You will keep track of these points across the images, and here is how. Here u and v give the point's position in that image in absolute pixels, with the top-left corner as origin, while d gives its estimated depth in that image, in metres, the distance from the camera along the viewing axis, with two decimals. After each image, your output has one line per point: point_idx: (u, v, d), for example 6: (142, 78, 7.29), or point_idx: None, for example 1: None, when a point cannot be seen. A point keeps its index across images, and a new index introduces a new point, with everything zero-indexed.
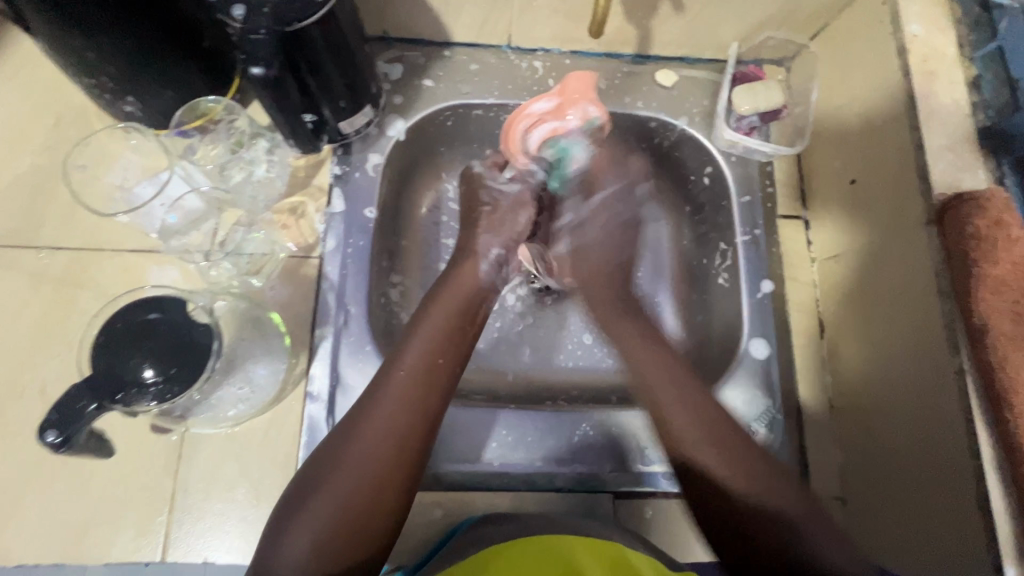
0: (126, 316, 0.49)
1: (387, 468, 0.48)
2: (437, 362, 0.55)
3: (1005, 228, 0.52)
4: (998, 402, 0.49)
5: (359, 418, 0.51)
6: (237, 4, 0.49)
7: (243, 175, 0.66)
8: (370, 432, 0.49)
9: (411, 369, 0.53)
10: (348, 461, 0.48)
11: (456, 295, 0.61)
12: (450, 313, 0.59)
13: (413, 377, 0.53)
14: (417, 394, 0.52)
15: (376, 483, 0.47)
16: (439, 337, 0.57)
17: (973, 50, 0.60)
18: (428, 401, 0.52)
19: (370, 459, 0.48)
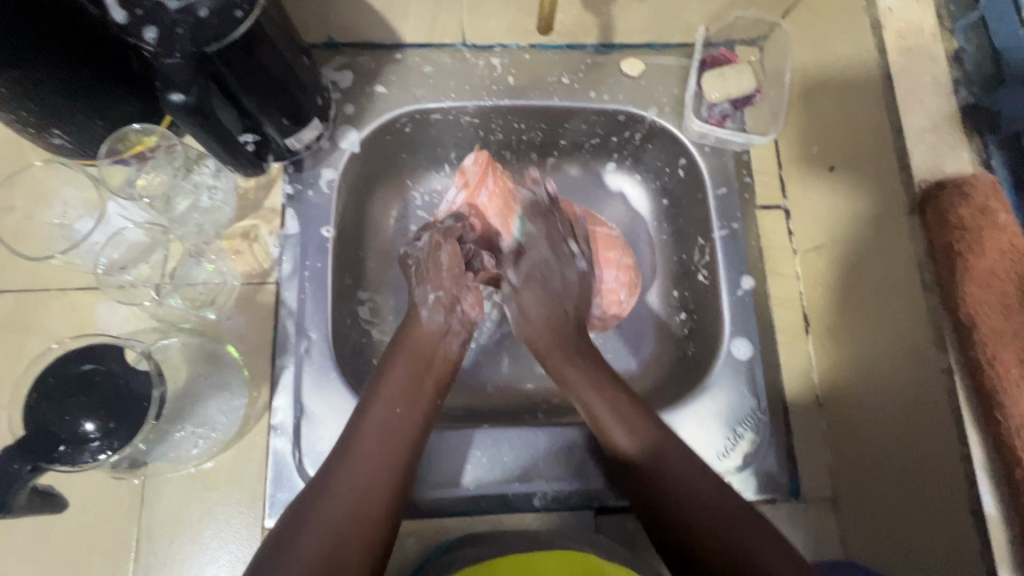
0: (59, 369, 0.47)
1: (361, 522, 0.49)
2: (395, 411, 0.56)
3: (992, 215, 0.49)
4: (989, 402, 0.46)
5: (326, 479, 0.51)
6: (149, 26, 0.46)
7: (188, 203, 0.63)
8: (342, 490, 0.50)
9: (372, 423, 0.55)
10: (318, 519, 0.48)
11: (408, 348, 0.62)
12: (406, 365, 0.60)
13: (381, 435, 0.54)
14: (387, 449, 0.53)
15: (355, 532, 0.48)
16: (402, 393, 0.58)
17: (952, 22, 0.56)
18: (393, 450, 0.54)
19: (340, 517, 0.48)
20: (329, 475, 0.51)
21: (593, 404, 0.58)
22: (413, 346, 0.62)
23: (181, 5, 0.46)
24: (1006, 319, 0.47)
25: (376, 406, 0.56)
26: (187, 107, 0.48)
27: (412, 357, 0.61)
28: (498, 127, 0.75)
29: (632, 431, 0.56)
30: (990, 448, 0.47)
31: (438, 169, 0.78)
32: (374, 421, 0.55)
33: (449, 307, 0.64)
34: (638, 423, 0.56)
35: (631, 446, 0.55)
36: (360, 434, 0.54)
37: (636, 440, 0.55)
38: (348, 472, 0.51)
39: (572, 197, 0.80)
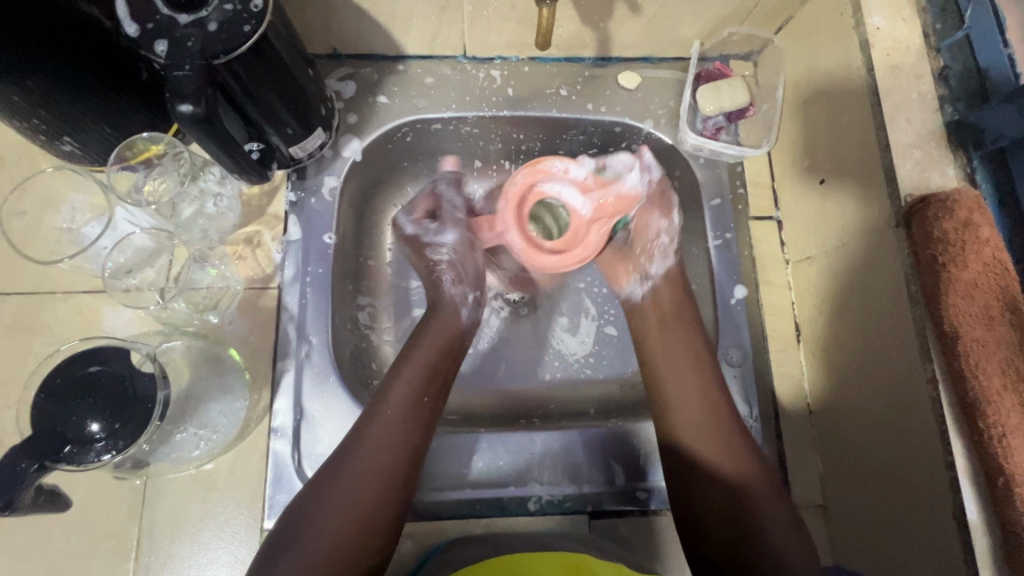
0: (66, 371, 0.48)
1: (384, 492, 0.52)
2: (422, 398, 0.58)
3: (975, 229, 0.50)
4: (971, 412, 0.47)
5: (349, 454, 0.53)
6: (160, 39, 0.47)
7: (194, 208, 0.64)
8: (366, 463, 0.53)
9: (400, 405, 0.57)
10: (345, 489, 0.51)
11: (438, 332, 0.64)
12: (437, 351, 0.62)
13: (402, 417, 0.56)
14: (411, 432, 0.56)
15: (375, 508, 0.51)
16: (422, 376, 0.59)
17: (939, 40, 0.57)
18: (418, 431, 0.56)
19: (365, 491, 0.52)
20: (356, 445, 0.54)
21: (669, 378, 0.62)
22: (440, 329, 0.64)
23: (191, 19, 0.48)
24: (988, 331, 0.48)
25: (398, 386, 0.58)
26: (195, 118, 0.49)
27: (439, 340, 0.63)
28: (498, 137, 0.77)
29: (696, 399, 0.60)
30: (972, 455, 0.48)
31: (437, 177, 0.80)
32: (398, 400, 0.57)
33: (478, 303, 0.70)
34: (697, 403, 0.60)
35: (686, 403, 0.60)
36: (387, 410, 0.56)
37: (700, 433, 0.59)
38: (372, 446, 0.54)
39: None
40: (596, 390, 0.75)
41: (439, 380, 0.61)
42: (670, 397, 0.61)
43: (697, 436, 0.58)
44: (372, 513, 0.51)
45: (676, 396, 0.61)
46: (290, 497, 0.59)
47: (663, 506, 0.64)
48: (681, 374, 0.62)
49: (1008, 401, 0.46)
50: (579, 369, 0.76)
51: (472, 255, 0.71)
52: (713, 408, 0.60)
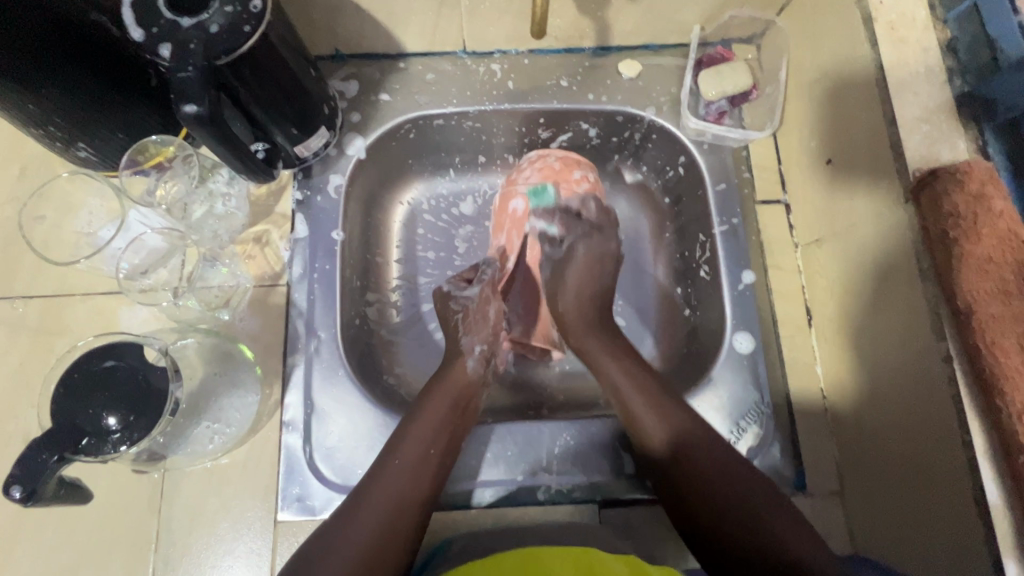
0: (82, 366, 0.49)
1: (392, 540, 0.49)
2: (431, 452, 0.56)
3: (988, 201, 0.49)
4: (989, 389, 0.46)
5: (363, 494, 0.51)
6: (164, 43, 0.49)
7: (204, 209, 0.66)
8: (374, 508, 0.50)
9: (406, 458, 0.54)
10: (353, 533, 0.48)
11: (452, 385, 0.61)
12: (444, 406, 0.59)
13: (412, 470, 0.54)
14: (413, 484, 0.53)
15: (378, 549, 0.48)
16: (436, 429, 0.57)
17: (946, 12, 0.56)
18: (421, 485, 0.54)
19: (371, 535, 0.49)
20: (361, 496, 0.51)
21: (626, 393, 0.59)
22: (447, 389, 0.60)
23: (193, 22, 0.49)
24: (1005, 306, 0.47)
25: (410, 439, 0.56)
26: (200, 118, 0.50)
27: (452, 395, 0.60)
28: (500, 131, 0.77)
29: (671, 422, 0.56)
30: (992, 435, 0.47)
31: (443, 173, 0.80)
32: (405, 456, 0.54)
33: (488, 358, 0.65)
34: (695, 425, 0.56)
35: (660, 432, 0.56)
36: (396, 464, 0.54)
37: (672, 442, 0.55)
38: (380, 494, 0.51)
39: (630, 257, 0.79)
40: None
41: (444, 427, 0.58)
42: (636, 413, 0.57)
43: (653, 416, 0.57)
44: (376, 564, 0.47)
45: (655, 432, 0.56)
46: (302, 489, 0.61)
47: None
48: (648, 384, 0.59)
49: None
50: None
51: (486, 307, 0.68)
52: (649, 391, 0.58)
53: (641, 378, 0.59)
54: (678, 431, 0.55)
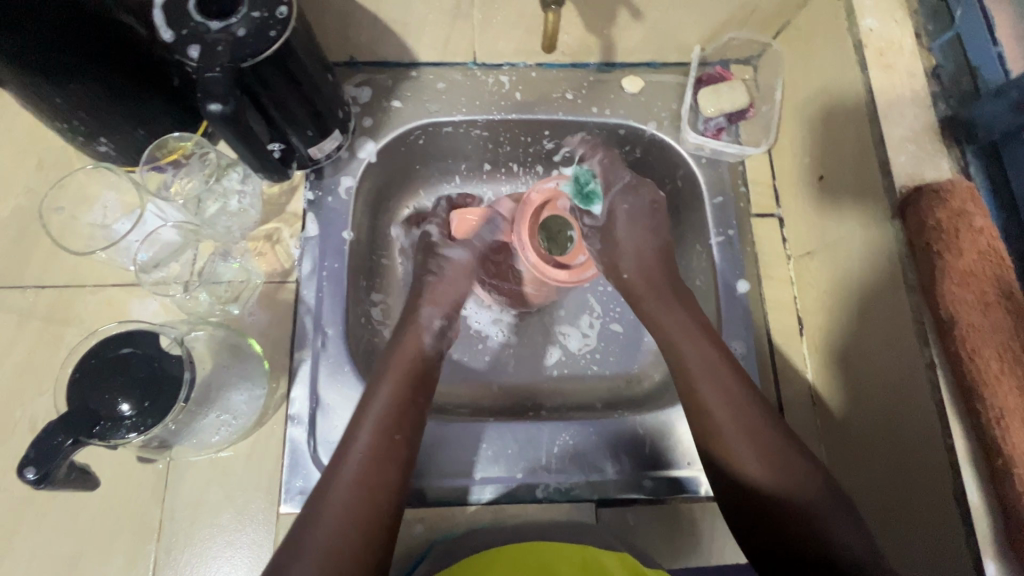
0: (99, 352, 0.50)
1: (354, 536, 0.50)
2: (395, 435, 0.58)
3: (968, 218, 0.52)
4: (969, 395, 0.49)
5: (326, 482, 0.54)
6: (193, 45, 0.51)
7: (218, 206, 0.68)
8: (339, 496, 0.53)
9: (367, 444, 0.56)
10: (317, 539, 0.50)
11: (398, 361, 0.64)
12: (395, 381, 0.62)
13: (370, 455, 0.56)
14: (375, 467, 0.55)
15: (349, 537, 0.50)
16: (395, 409, 0.59)
17: (931, 41, 0.60)
18: (386, 469, 0.55)
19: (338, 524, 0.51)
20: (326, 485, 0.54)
21: (731, 436, 0.57)
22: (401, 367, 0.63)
23: (221, 25, 0.52)
24: (983, 316, 0.49)
25: (366, 423, 0.58)
26: (224, 116, 0.52)
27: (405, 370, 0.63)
28: (507, 140, 0.80)
29: (775, 468, 0.54)
30: (972, 438, 0.49)
31: (448, 179, 0.83)
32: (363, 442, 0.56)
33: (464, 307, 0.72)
34: (802, 475, 0.54)
35: (761, 471, 0.55)
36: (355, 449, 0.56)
37: (781, 478, 0.54)
38: (341, 483, 0.54)
39: None
40: (602, 386, 0.77)
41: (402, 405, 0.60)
42: (736, 454, 0.56)
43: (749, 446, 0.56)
44: (349, 548, 0.50)
45: (755, 468, 0.55)
46: (305, 482, 0.61)
47: (670, 494, 0.65)
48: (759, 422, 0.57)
49: (1007, 386, 0.47)
50: (586, 365, 0.78)
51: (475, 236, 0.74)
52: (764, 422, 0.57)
53: (749, 419, 0.57)
54: (783, 479, 0.54)
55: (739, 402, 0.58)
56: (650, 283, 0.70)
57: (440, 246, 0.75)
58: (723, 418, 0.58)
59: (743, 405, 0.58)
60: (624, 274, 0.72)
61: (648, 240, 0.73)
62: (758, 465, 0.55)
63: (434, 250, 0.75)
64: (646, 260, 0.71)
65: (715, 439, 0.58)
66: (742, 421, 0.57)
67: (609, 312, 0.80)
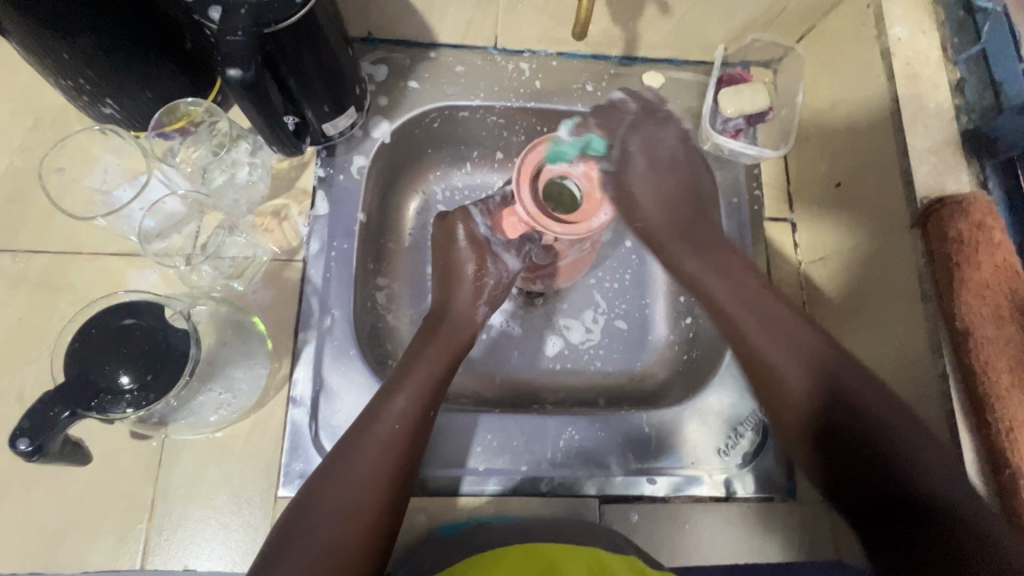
0: (100, 322, 0.48)
1: (366, 510, 0.51)
2: (428, 412, 0.58)
3: (988, 231, 0.52)
4: (980, 406, 0.49)
5: (349, 446, 0.54)
6: (214, 6, 0.49)
7: (225, 177, 0.66)
8: (361, 467, 0.53)
9: (401, 419, 0.56)
10: (328, 511, 0.51)
11: (442, 332, 0.64)
12: (437, 357, 0.61)
13: (398, 429, 0.55)
14: (401, 442, 0.55)
15: (365, 506, 0.51)
16: (430, 385, 0.59)
17: (956, 54, 0.60)
18: (413, 445, 0.56)
19: (356, 494, 0.52)
20: (347, 451, 0.54)
21: (779, 362, 0.59)
22: (447, 342, 0.63)
23: None
24: (997, 328, 0.50)
25: (401, 397, 0.57)
26: (243, 83, 0.50)
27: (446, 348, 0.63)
28: (522, 128, 0.78)
29: (811, 368, 0.57)
30: (979, 447, 0.50)
31: (458, 166, 0.81)
32: (395, 413, 0.56)
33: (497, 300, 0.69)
34: (818, 364, 0.57)
35: (801, 381, 0.57)
36: (385, 419, 0.56)
37: (807, 377, 0.57)
38: (364, 452, 0.54)
39: (642, 269, 0.81)
40: (606, 382, 0.76)
41: (440, 380, 0.60)
42: (769, 352, 0.60)
43: (791, 365, 0.58)
44: (363, 514, 0.51)
45: (792, 377, 0.58)
46: (305, 465, 0.60)
47: (673, 493, 0.65)
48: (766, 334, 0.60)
49: (1016, 397, 0.48)
50: (590, 361, 0.77)
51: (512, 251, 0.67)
52: (818, 358, 0.58)
53: (795, 339, 0.59)
54: (814, 381, 0.57)
55: (760, 304, 0.62)
56: (667, 219, 0.69)
57: (492, 242, 0.67)
58: (790, 368, 0.58)
59: (752, 293, 0.63)
60: (638, 223, 0.70)
61: (657, 185, 0.69)
62: (789, 377, 0.58)
63: (486, 248, 0.67)
64: (671, 199, 0.69)
65: (762, 363, 0.60)
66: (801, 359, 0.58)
67: (615, 308, 0.79)
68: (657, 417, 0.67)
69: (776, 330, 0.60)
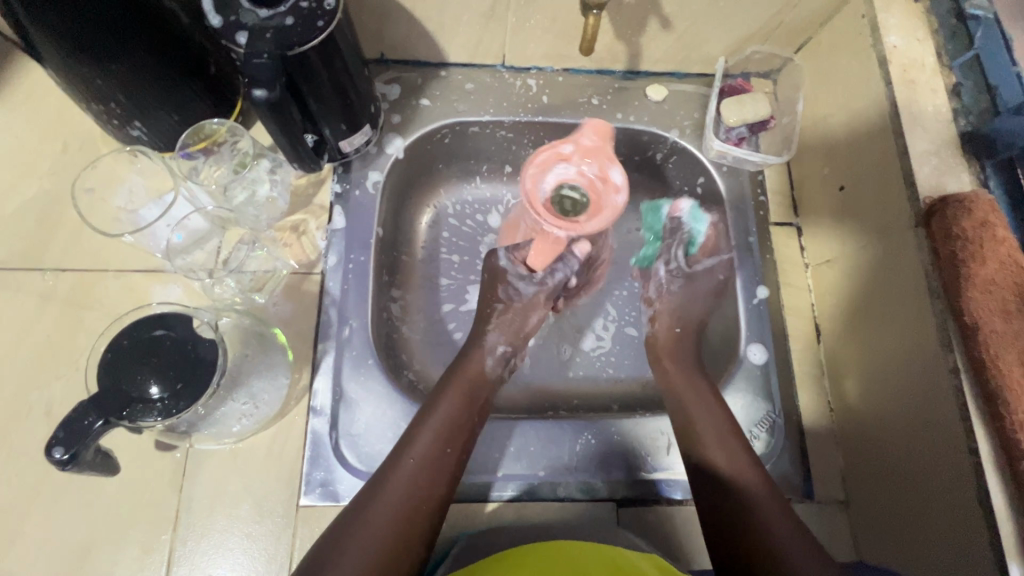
0: (131, 334, 0.50)
1: (388, 558, 0.49)
2: (448, 450, 0.57)
3: (991, 228, 0.53)
4: (992, 400, 0.50)
5: (372, 492, 0.53)
6: (241, 32, 0.51)
7: (245, 195, 0.68)
8: (382, 512, 0.52)
9: (421, 458, 0.55)
10: (348, 557, 0.49)
11: (461, 375, 0.63)
12: (461, 399, 0.61)
13: (422, 470, 0.55)
14: (426, 485, 0.54)
15: (389, 554, 0.50)
16: (451, 425, 0.58)
17: (951, 59, 0.63)
18: (436, 486, 0.55)
19: (376, 540, 0.50)
20: (371, 497, 0.53)
21: (707, 450, 0.60)
22: (462, 380, 0.63)
23: (270, 14, 0.52)
24: (1007, 323, 0.51)
25: (421, 438, 0.57)
26: (268, 102, 0.53)
27: (463, 386, 0.62)
28: (530, 142, 0.81)
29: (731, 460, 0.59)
30: (995, 440, 0.50)
31: (470, 180, 0.83)
32: (416, 451, 0.56)
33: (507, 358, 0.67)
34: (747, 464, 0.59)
35: (725, 474, 0.58)
36: (408, 463, 0.55)
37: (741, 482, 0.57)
38: (387, 496, 0.53)
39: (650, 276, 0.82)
40: (619, 388, 0.77)
41: (461, 418, 0.59)
42: (710, 462, 0.59)
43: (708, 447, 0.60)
44: (384, 562, 0.49)
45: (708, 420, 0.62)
46: (326, 474, 0.61)
47: (689, 496, 0.65)
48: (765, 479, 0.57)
49: None
50: (603, 368, 0.78)
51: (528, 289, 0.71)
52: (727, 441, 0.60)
53: (723, 428, 0.61)
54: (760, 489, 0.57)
55: (696, 384, 0.65)
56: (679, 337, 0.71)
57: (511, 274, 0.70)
58: (708, 446, 0.60)
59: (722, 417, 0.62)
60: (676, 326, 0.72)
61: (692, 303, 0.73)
62: (717, 470, 0.59)
63: (502, 276, 0.70)
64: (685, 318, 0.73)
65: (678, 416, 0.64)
66: (714, 436, 0.61)
67: (626, 315, 0.80)
68: (670, 422, 0.67)
69: (706, 429, 0.61)
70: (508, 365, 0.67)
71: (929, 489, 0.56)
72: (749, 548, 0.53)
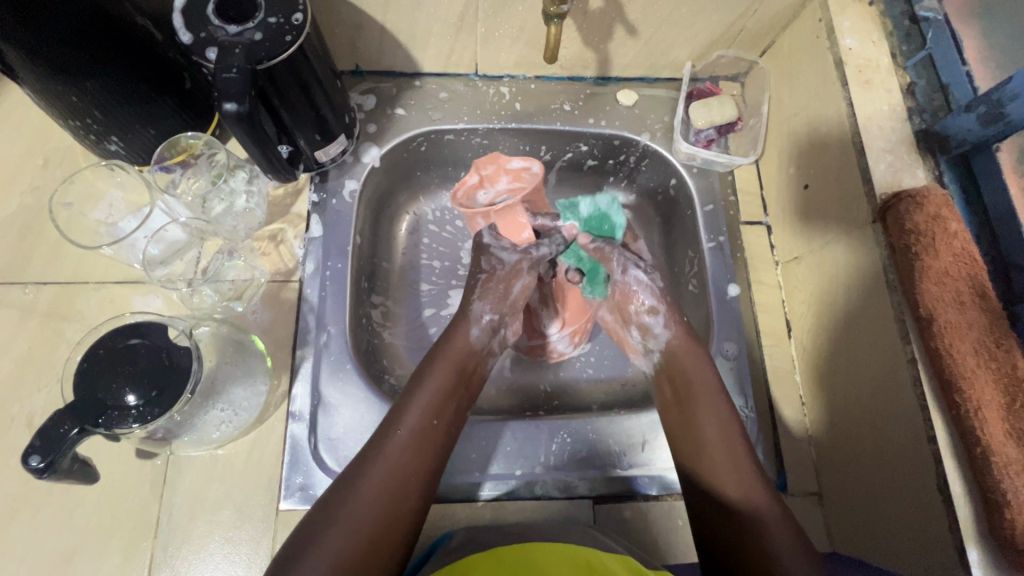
0: (107, 343, 0.51)
1: (379, 528, 0.49)
2: (434, 424, 0.57)
3: (944, 222, 0.55)
4: (947, 388, 0.51)
5: (361, 465, 0.53)
6: (212, 47, 0.53)
7: (224, 206, 0.69)
8: (372, 483, 0.51)
9: (409, 430, 0.56)
10: (339, 527, 0.48)
11: (448, 352, 0.63)
12: (448, 374, 0.61)
13: (410, 443, 0.55)
14: (415, 459, 0.54)
15: (379, 524, 0.49)
16: (438, 398, 0.59)
17: (905, 60, 0.65)
18: (425, 459, 0.55)
19: (367, 510, 0.50)
20: (360, 469, 0.53)
21: (707, 465, 0.58)
22: (448, 358, 0.62)
23: (239, 30, 0.54)
24: (961, 313, 0.52)
25: (409, 412, 0.57)
26: (239, 116, 0.54)
27: (449, 361, 0.62)
28: (505, 148, 0.83)
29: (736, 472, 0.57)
30: (951, 427, 0.52)
31: (448, 187, 0.85)
32: (404, 424, 0.56)
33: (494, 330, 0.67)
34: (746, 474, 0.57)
35: (728, 487, 0.56)
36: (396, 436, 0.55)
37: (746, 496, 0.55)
38: (375, 469, 0.52)
39: None
40: (597, 387, 0.78)
41: (448, 392, 0.60)
42: (712, 473, 0.57)
43: (705, 461, 0.58)
44: (375, 532, 0.49)
45: (706, 428, 0.60)
46: (305, 478, 0.62)
47: (664, 492, 0.66)
48: (753, 492, 0.56)
49: (982, 378, 0.50)
50: (582, 368, 0.79)
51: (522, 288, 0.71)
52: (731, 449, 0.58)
53: (730, 437, 0.59)
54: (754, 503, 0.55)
55: (686, 391, 0.63)
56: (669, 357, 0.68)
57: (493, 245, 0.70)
58: (712, 460, 0.58)
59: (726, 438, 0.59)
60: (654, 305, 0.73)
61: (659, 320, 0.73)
62: (721, 482, 0.56)
63: (486, 249, 0.70)
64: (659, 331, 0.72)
65: (680, 427, 0.61)
66: (716, 442, 0.59)
67: None
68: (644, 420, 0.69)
69: (696, 447, 0.59)
70: (496, 335, 0.67)
71: (892, 479, 0.57)
72: (756, 556, 0.51)
